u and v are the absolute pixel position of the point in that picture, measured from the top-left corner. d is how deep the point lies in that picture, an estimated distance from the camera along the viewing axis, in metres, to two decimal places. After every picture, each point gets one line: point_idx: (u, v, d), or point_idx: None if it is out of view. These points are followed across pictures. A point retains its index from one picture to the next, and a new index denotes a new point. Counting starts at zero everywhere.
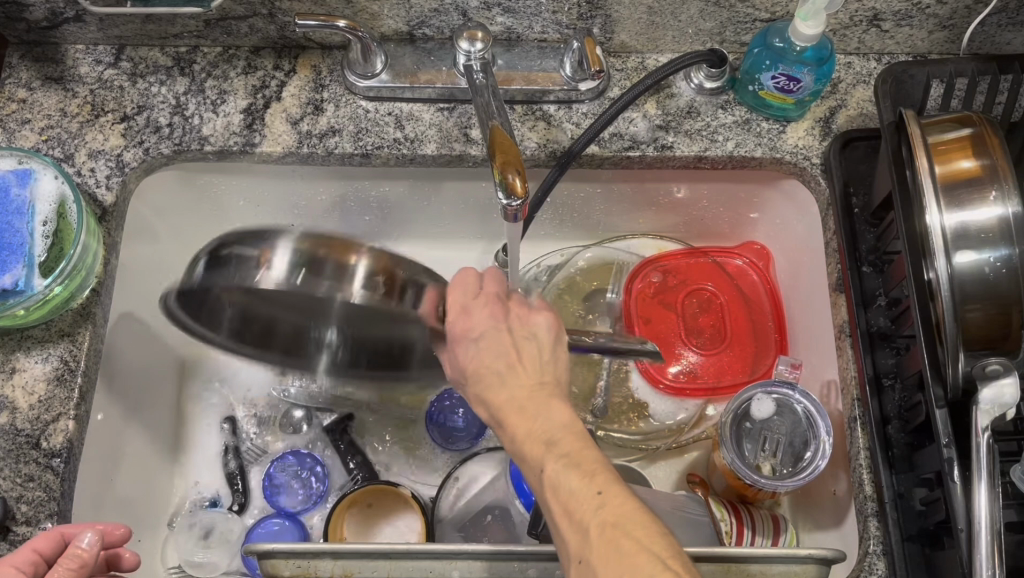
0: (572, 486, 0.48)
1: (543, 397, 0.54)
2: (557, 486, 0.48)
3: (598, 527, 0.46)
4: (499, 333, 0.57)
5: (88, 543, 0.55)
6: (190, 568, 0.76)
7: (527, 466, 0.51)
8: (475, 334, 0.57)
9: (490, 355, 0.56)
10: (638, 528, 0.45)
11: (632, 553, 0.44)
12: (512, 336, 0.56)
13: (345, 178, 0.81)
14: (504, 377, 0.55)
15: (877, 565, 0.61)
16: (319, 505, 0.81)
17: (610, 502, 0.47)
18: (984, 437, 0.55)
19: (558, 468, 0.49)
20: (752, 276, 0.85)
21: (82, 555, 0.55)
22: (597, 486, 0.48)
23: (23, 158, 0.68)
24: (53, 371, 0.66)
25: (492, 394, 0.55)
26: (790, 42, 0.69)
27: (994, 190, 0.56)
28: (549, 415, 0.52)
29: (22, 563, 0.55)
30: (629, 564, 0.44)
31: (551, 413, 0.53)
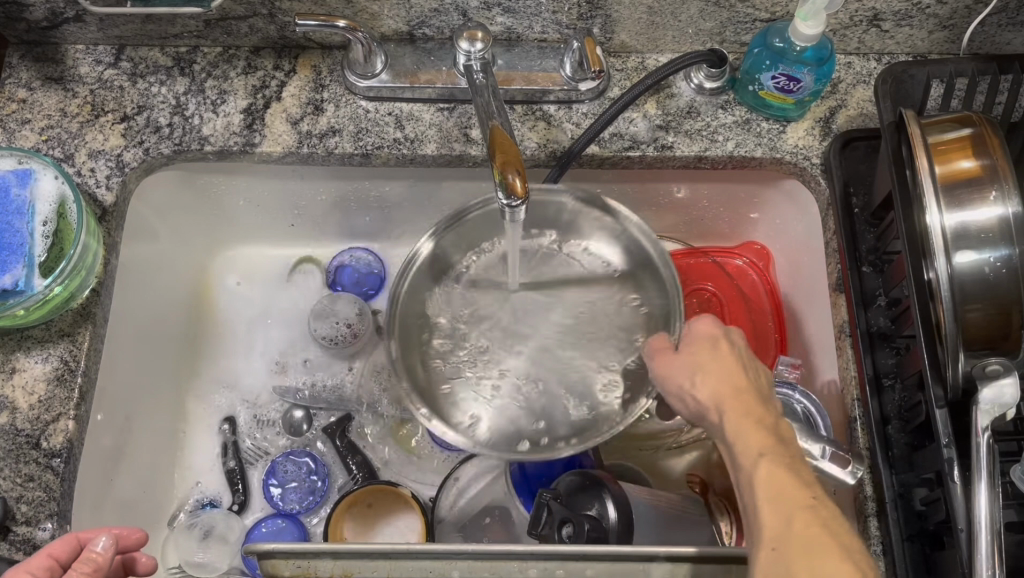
0: (786, 481, 0.49)
1: (773, 416, 0.56)
2: (770, 476, 0.50)
3: (802, 525, 0.47)
4: (734, 346, 0.60)
5: (103, 547, 0.54)
6: (190, 568, 0.75)
7: (742, 455, 0.52)
8: (717, 340, 0.60)
9: (726, 360, 0.59)
10: (850, 547, 0.46)
11: (838, 561, 0.45)
12: (747, 355, 0.60)
13: (346, 178, 0.81)
14: (735, 380, 0.57)
15: (877, 565, 0.62)
16: (319, 505, 0.81)
17: (826, 517, 0.47)
18: (985, 437, 0.55)
19: (780, 472, 0.50)
20: (752, 275, 0.85)
21: (96, 559, 0.54)
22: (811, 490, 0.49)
23: (23, 158, 0.68)
24: (53, 371, 0.66)
25: (724, 383, 0.57)
26: (790, 42, 0.69)
27: (995, 190, 0.56)
28: (779, 432, 0.54)
29: (37, 568, 0.54)
30: (830, 565, 0.45)
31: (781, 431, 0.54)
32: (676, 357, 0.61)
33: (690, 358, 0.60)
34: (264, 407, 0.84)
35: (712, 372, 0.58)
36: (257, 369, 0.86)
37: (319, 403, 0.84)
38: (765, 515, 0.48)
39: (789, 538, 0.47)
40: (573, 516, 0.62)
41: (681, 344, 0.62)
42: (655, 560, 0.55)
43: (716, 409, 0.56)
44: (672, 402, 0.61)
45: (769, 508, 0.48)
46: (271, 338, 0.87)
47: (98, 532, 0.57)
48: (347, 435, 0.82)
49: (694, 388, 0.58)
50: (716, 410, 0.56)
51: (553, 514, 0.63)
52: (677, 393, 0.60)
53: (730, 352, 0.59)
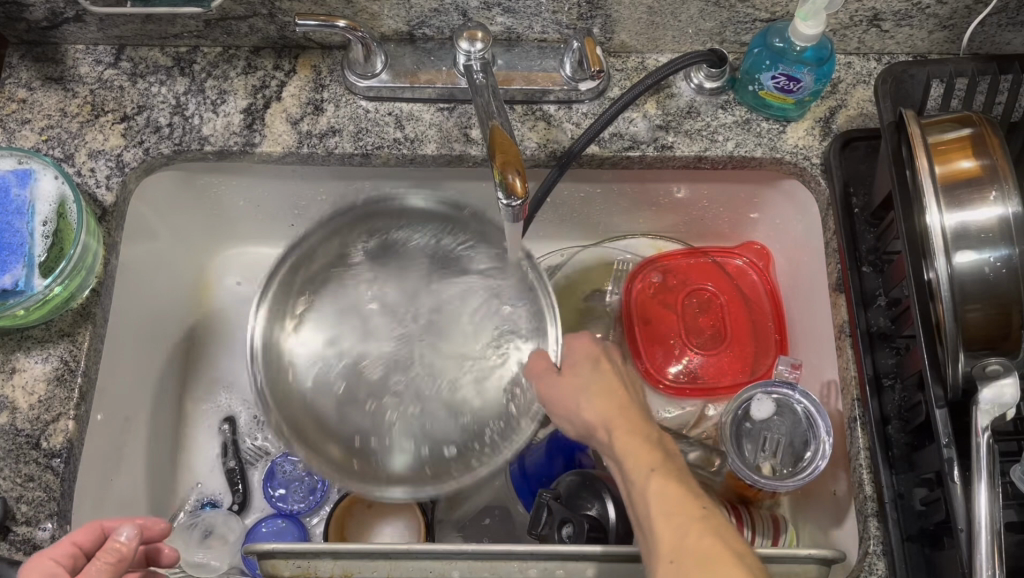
0: (675, 496, 0.53)
1: (655, 431, 0.59)
2: (662, 492, 0.53)
3: (696, 536, 0.50)
4: (613, 364, 0.64)
5: (127, 537, 0.53)
6: (190, 569, 0.74)
7: (634, 472, 0.56)
8: (590, 361, 0.63)
9: (607, 381, 0.62)
10: (740, 552, 0.50)
11: (730, 567, 0.48)
12: (620, 372, 0.64)
13: (346, 178, 0.81)
14: (620, 399, 0.61)
15: (877, 565, 0.61)
16: (319, 505, 0.81)
17: (716, 522, 0.51)
18: (985, 437, 0.55)
19: (670, 488, 0.54)
20: (752, 275, 0.85)
21: (121, 549, 0.53)
22: (699, 502, 0.53)
23: (23, 158, 0.68)
24: (53, 371, 0.66)
25: (594, 404, 0.60)
26: (790, 42, 0.69)
27: (994, 190, 0.56)
28: (663, 446, 0.58)
29: (60, 556, 0.55)
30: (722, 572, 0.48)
31: (664, 445, 0.59)
32: (557, 379, 0.62)
33: (573, 380, 0.62)
34: None
35: (594, 393, 0.61)
36: None
37: None
38: (660, 530, 0.52)
39: (685, 549, 0.50)
40: (573, 516, 0.62)
41: (564, 364, 0.63)
42: None
43: (606, 431, 0.59)
44: (564, 427, 0.63)
45: (662, 520, 0.52)
46: None
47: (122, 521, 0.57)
48: None
49: (583, 410, 0.60)
50: (604, 430, 0.59)
51: (553, 514, 0.63)
52: (566, 415, 0.62)
53: (609, 373, 0.63)
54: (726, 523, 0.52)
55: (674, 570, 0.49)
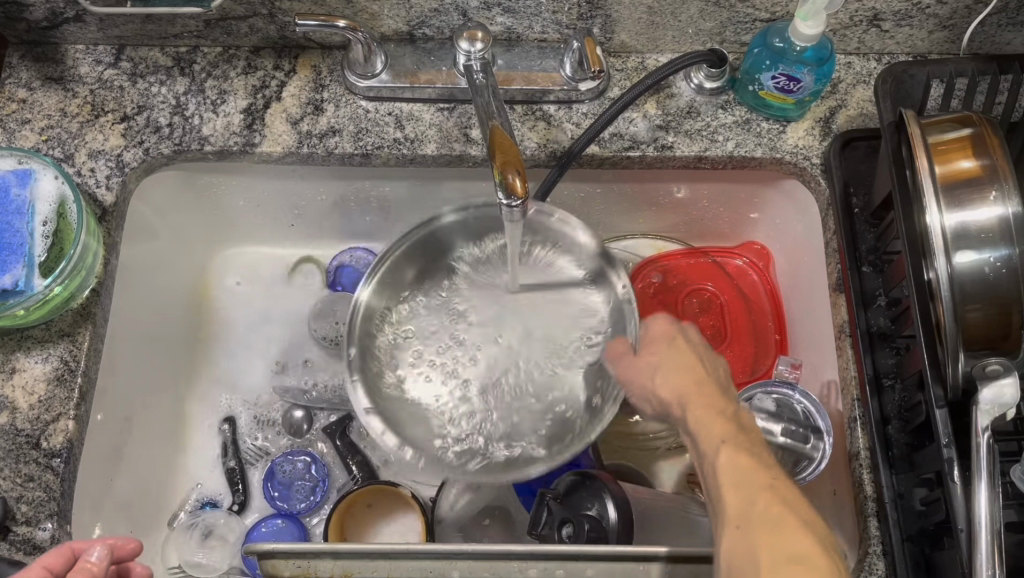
0: (747, 466, 0.50)
1: (736, 409, 0.56)
2: (733, 463, 0.50)
3: (766, 502, 0.47)
4: (688, 341, 0.62)
5: (97, 557, 0.54)
6: (190, 569, 0.75)
7: (705, 442, 0.53)
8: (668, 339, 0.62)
9: (683, 356, 0.60)
10: (816, 527, 0.46)
11: (802, 535, 0.45)
12: (701, 349, 0.61)
13: (346, 178, 0.81)
14: (699, 376, 0.58)
15: (877, 565, 0.61)
16: (319, 506, 0.81)
17: (788, 493, 0.48)
18: (985, 437, 0.55)
19: (741, 456, 0.50)
20: (752, 275, 0.85)
21: (92, 569, 0.54)
22: (771, 478, 0.49)
23: (23, 158, 0.68)
24: (53, 371, 0.66)
25: (672, 378, 0.58)
26: (790, 42, 0.69)
27: (994, 190, 0.56)
28: (746, 428, 0.54)
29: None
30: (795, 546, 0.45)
31: (739, 418, 0.55)
32: (635, 362, 0.62)
33: (650, 359, 0.61)
34: (264, 407, 0.84)
35: (671, 370, 0.59)
36: (257, 369, 0.86)
37: (319, 402, 0.84)
38: (727, 496, 0.49)
39: (752, 515, 0.47)
40: (572, 516, 0.62)
41: (641, 347, 0.63)
42: (655, 560, 0.55)
43: (678, 403, 0.57)
44: (639, 403, 0.62)
45: (732, 490, 0.49)
46: (272, 338, 0.87)
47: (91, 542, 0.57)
48: (347, 435, 0.82)
49: (660, 385, 0.59)
50: (679, 404, 0.57)
51: (554, 514, 0.63)
52: (642, 393, 0.61)
53: (687, 349, 0.61)
54: (800, 497, 0.48)
55: (742, 535, 0.47)
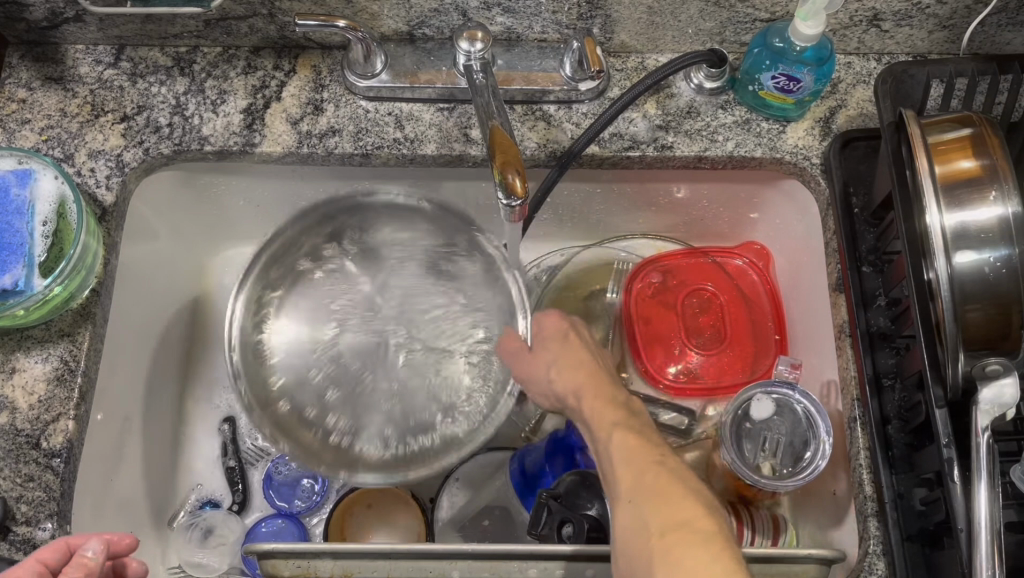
0: (633, 444, 0.55)
1: (620, 390, 0.63)
2: (621, 444, 0.56)
3: (652, 473, 0.53)
4: (579, 335, 0.68)
5: (94, 552, 0.55)
6: (190, 568, 0.75)
7: (597, 428, 0.59)
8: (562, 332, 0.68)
9: (570, 352, 0.66)
10: (693, 486, 0.52)
11: (679, 498, 0.51)
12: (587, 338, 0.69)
13: (346, 178, 0.81)
14: (585, 366, 0.64)
15: (877, 565, 0.61)
16: (319, 506, 0.81)
17: (672, 465, 0.54)
18: (984, 437, 0.56)
19: (631, 436, 0.56)
20: (752, 275, 0.85)
21: (87, 563, 0.54)
22: (656, 454, 0.55)
23: (23, 158, 0.68)
24: (53, 371, 0.66)
25: (563, 373, 0.64)
26: (790, 42, 0.69)
27: (994, 190, 0.56)
28: (629, 404, 0.61)
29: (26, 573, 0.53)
30: (675, 511, 0.50)
31: (631, 404, 0.61)
32: (532, 360, 0.64)
33: (546, 356, 0.65)
34: None
35: (565, 365, 0.64)
36: None
37: None
38: (618, 474, 0.54)
39: (638, 489, 0.52)
40: (572, 516, 0.62)
41: (534, 342, 0.67)
42: None
43: (577, 396, 0.62)
44: (535, 398, 0.66)
45: (621, 469, 0.54)
46: None
47: (87, 537, 0.58)
48: None
49: (556, 380, 0.63)
50: (576, 396, 0.63)
51: (553, 514, 0.63)
52: (539, 390, 0.64)
53: (576, 345, 0.66)
54: (683, 467, 0.54)
55: (633, 509, 0.51)
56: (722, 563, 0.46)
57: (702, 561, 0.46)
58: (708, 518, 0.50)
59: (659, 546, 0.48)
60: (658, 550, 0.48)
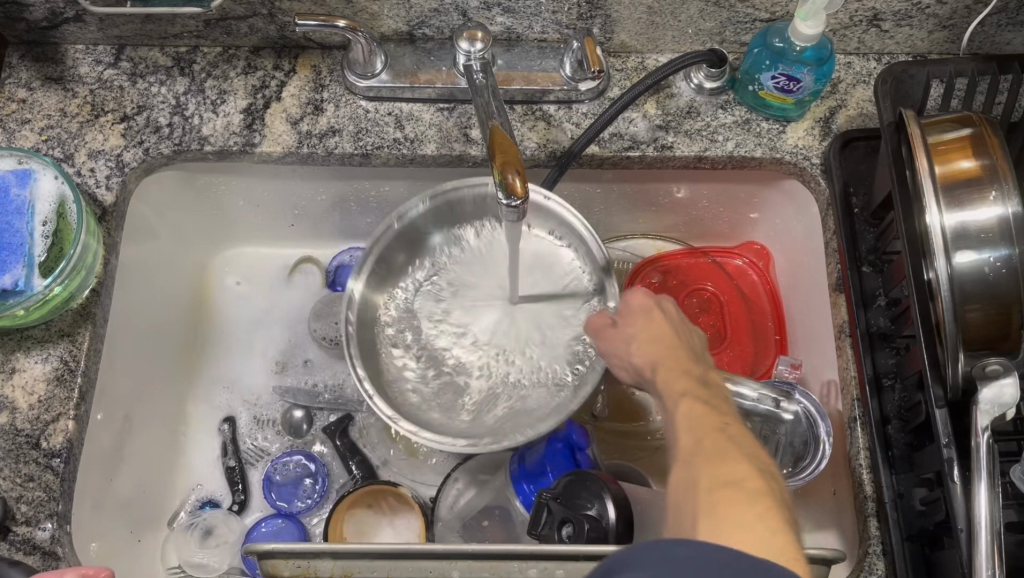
0: (700, 413, 0.53)
1: (702, 366, 0.61)
2: (689, 413, 0.54)
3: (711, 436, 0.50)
4: (666, 312, 0.66)
5: None
6: (190, 569, 0.75)
7: (670, 400, 0.57)
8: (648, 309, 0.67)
9: (656, 327, 0.65)
10: (755, 453, 0.49)
11: (735, 459, 0.48)
12: (675, 318, 0.66)
13: (346, 178, 0.81)
14: (667, 340, 0.63)
15: (877, 565, 0.61)
16: (319, 505, 0.81)
17: (736, 432, 0.51)
18: (984, 437, 0.56)
19: (699, 407, 0.54)
20: (752, 275, 0.85)
21: None
22: (721, 424, 0.52)
23: (23, 158, 0.68)
24: (53, 371, 0.66)
25: (642, 348, 0.63)
26: (790, 42, 0.69)
27: (994, 190, 0.56)
28: (706, 381, 0.59)
29: None
30: (728, 470, 0.47)
31: (710, 381, 0.60)
32: (614, 335, 0.67)
33: (628, 331, 0.66)
34: (263, 408, 0.84)
35: (647, 339, 0.64)
36: (257, 369, 0.86)
37: (319, 402, 0.84)
38: (681, 438, 0.52)
39: (698, 450, 0.50)
40: (572, 516, 0.62)
41: (619, 320, 0.67)
42: None
43: (653, 370, 0.62)
44: (619, 371, 0.66)
45: (685, 432, 0.52)
46: (272, 337, 0.87)
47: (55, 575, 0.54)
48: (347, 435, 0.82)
49: (634, 353, 0.64)
50: (653, 369, 0.62)
51: (553, 514, 0.63)
52: (619, 362, 0.66)
53: (662, 321, 0.65)
54: (748, 436, 0.51)
55: (688, 469, 0.49)
56: (766, 521, 0.43)
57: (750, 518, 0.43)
58: (764, 481, 0.46)
59: (705, 499, 0.46)
60: (704, 502, 0.45)
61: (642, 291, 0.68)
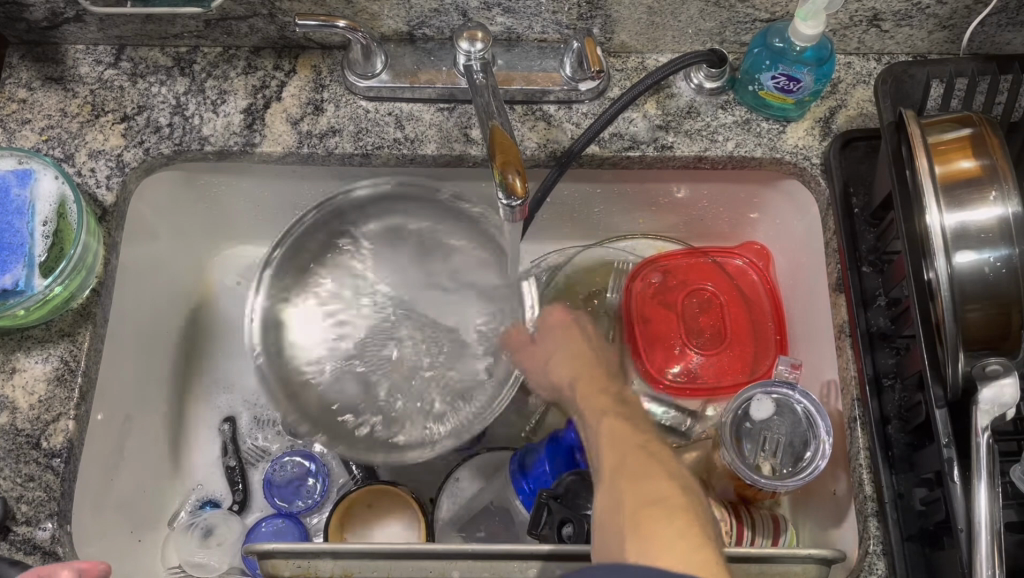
0: (619, 428, 0.59)
1: (615, 385, 0.68)
2: (612, 429, 0.59)
3: (633, 456, 0.55)
4: (581, 331, 0.74)
5: None
6: (190, 569, 0.75)
7: (589, 411, 0.63)
8: (560, 330, 0.73)
9: (574, 351, 0.71)
10: (675, 472, 0.54)
11: (657, 481, 0.52)
12: (587, 337, 0.73)
13: (346, 178, 0.81)
14: (584, 358, 0.70)
15: (877, 565, 0.61)
16: (319, 506, 0.81)
17: (657, 452, 0.56)
18: (985, 437, 0.56)
19: (618, 422, 0.60)
20: (752, 275, 0.85)
21: None
22: (642, 444, 0.57)
23: (23, 158, 0.68)
24: (53, 371, 0.66)
25: (554, 370, 0.69)
26: (790, 42, 0.69)
27: (994, 190, 0.56)
28: (622, 397, 0.66)
29: None
30: (648, 489, 0.51)
31: (623, 397, 0.66)
32: (534, 351, 0.70)
33: (546, 348, 0.70)
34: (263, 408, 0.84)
35: (565, 358, 0.69)
36: (257, 369, 0.86)
37: None
38: (604, 455, 0.57)
39: (623, 468, 0.54)
40: (573, 516, 0.62)
41: (538, 336, 0.71)
42: None
43: (572, 385, 0.67)
44: (540, 389, 0.70)
45: (606, 445, 0.57)
46: None
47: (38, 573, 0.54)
48: None
49: (552, 370, 0.69)
50: (571, 385, 0.68)
51: (553, 513, 0.63)
52: (538, 381, 0.70)
53: (579, 338, 0.72)
54: (666, 453, 0.56)
55: (614, 487, 0.53)
56: (691, 538, 0.47)
57: (674, 535, 0.47)
58: (684, 499, 0.51)
59: (629, 522, 0.49)
60: (629, 525, 0.49)
61: (558, 311, 0.75)
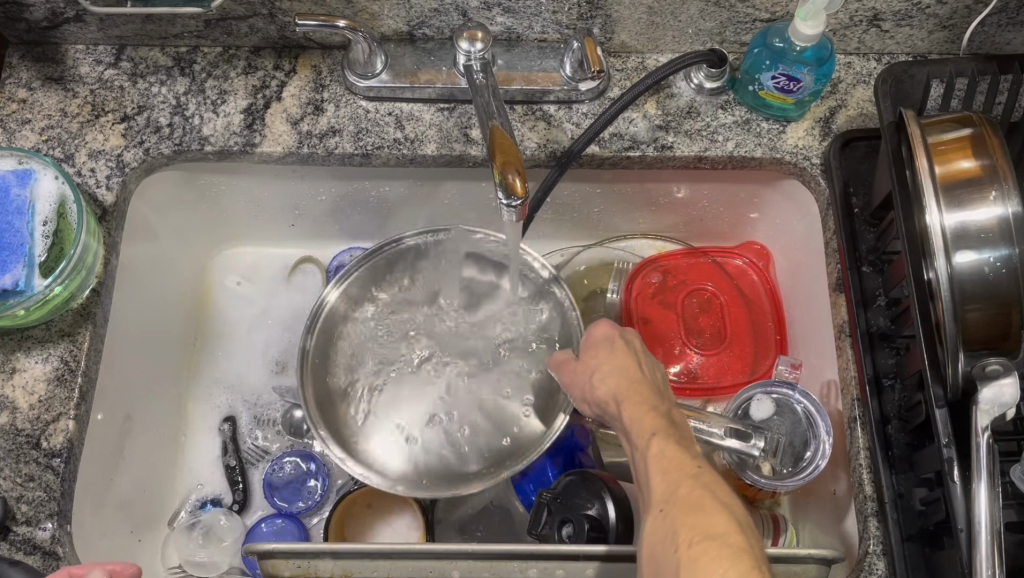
0: (671, 454, 0.53)
1: (665, 402, 0.60)
2: (662, 453, 0.54)
3: (687, 487, 0.50)
4: (629, 343, 0.64)
5: None
6: (190, 568, 0.75)
7: (638, 435, 0.56)
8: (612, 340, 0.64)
9: (620, 366, 0.62)
10: (731, 503, 0.49)
11: (713, 514, 0.48)
12: (640, 352, 0.64)
13: (346, 178, 0.81)
14: (633, 371, 0.61)
15: (877, 565, 0.61)
16: (319, 506, 0.81)
17: (711, 478, 0.51)
18: (985, 437, 0.55)
19: (670, 446, 0.54)
20: (752, 276, 0.85)
21: None
22: (694, 471, 0.52)
23: (23, 158, 0.68)
24: (53, 371, 0.66)
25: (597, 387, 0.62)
26: (790, 42, 0.69)
27: (994, 190, 0.56)
28: (672, 419, 0.58)
29: None
30: (705, 525, 0.47)
31: (673, 415, 0.59)
32: (579, 369, 0.64)
33: (591, 361, 0.64)
34: (263, 407, 0.84)
35: (609, 371, 0.62)
36: (257, 369, 0.86)
37: None
38: (655, 484, 0.52)
39: (675, 500, 0.50)
40: (572, 516, 0.62)
41: (583, 352, 0.65)
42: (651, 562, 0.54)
43: (615, 402, 0.60)
44: (581, 402, 0.65)
45: (656, 475, 0.52)
46: (271, 338, 0.87)
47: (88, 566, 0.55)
48: None
49: (597, 384, 0.62)
50: (614, 402, 0.60)
51: (553, 514, 0.63)
52: (582, 394, 0.64)
53: (625, 350, 0.63)
54: (721, 480, 0.51)
55: (665, 521, 0.49)
56: None
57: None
58: (744, 539, 0.47)
59: (685, 557, 0.46)
60: (685, 560, 0.46)
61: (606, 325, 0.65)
